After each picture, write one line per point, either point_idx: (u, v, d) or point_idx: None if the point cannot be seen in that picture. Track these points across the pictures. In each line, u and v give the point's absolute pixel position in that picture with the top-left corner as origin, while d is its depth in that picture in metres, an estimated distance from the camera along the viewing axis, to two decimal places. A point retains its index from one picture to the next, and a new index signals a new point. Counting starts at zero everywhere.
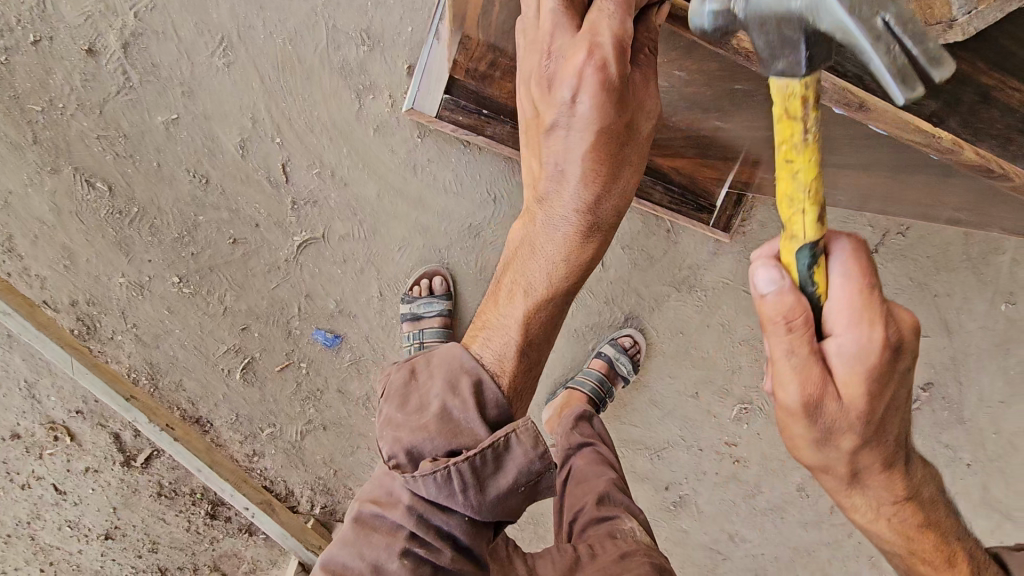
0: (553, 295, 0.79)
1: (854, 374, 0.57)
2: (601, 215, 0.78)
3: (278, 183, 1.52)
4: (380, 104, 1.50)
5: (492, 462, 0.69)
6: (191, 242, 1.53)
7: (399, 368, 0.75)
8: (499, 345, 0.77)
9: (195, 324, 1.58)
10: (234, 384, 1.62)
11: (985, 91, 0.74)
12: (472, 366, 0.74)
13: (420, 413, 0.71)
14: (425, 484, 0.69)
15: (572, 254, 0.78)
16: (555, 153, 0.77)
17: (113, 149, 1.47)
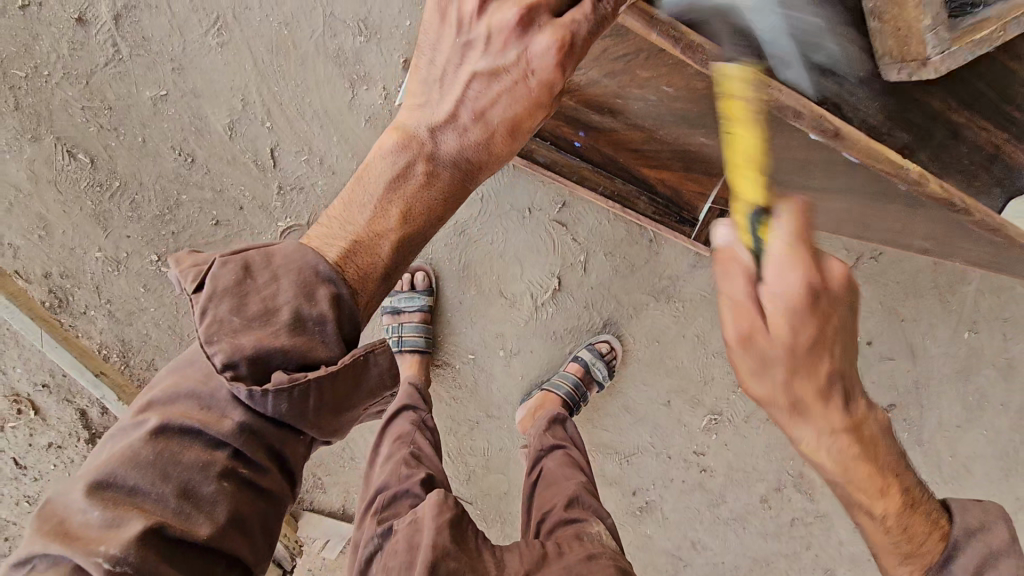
0: (421, 226, 0.89)
1: (784, 312, 0.60)
2: (481, 163, 0.92)
3: (266, 166, 1.51)
4: (373, 95, 1.50)
5: (345, 380, 0.76)
6: (172, 220, 1.51)
7: (230, 267, 0.73)
8: (364, 263, 0.83)
9: (171, 304, 1.56)
10: None
11: (955, 128, 0.80)
12: (330, 280, 0.78)
13: (267, 320, 0.72)
14: (273, 400, 0.72)
15: (451, 186, 0.91)
16: (482, 87, 0.87)
17: (97, 120, 1.44)
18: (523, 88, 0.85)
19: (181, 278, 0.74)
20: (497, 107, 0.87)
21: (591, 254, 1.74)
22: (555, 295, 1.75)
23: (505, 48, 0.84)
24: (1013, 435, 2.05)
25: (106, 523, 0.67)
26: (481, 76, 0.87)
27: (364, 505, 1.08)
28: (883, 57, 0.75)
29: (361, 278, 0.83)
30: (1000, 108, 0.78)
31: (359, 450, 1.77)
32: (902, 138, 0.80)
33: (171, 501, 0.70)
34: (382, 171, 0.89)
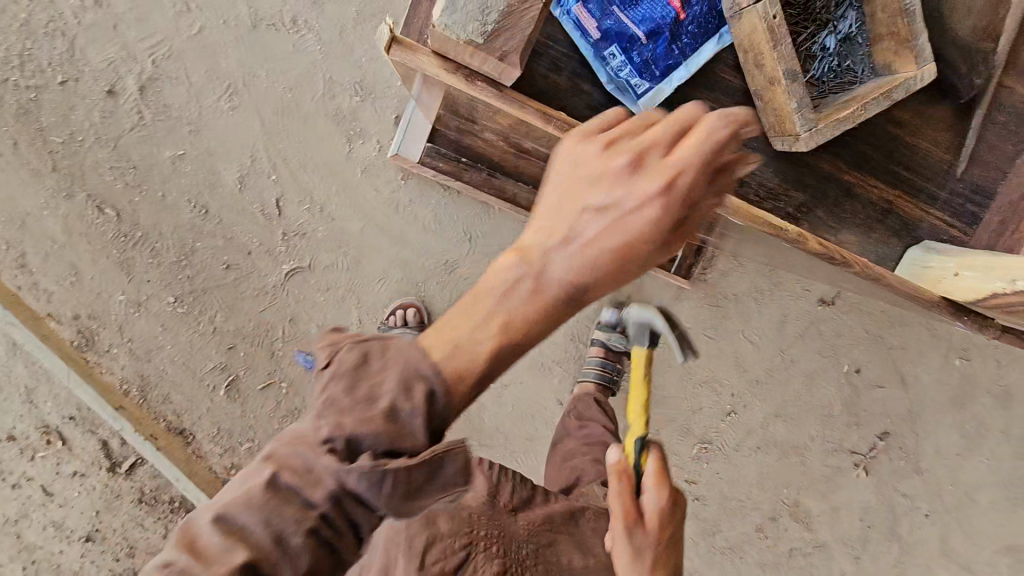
0: (495, 362, 0.59)
1: (655, 517, 0.80)
2: (582, 295, 0.60)
3: (271, 216, 1.66)
4: (369, 148, 1.65)
5: (429, 479, 0.57)
6: (188, 265, 1.67)
7: (350, 347, 0.58)
8: (456, 370, 0.58)
9: (185, 341, 1.71)
10: (218, 400, 1.74)
11: (846, 187, 0.90)
12: (429, 373, 0.57)
13: (368, 407, 0.57)
14: (354, 478, 0.55)
15: (545, 307, 0.59)
16: (593, 201, 0.60)
17: (123, 178, 1.61)
18: (634, 222, 0.59)
19: (315, 348, 0.60)
20: (601, 243, 0.59)
21: None
22: None
23: (603, 175, 0.60)
24: (1014, 462, 2.05)
25: (224, 546, 0.54)
26: (592, 203, 0.60)
27: None
28: (770, 130, 0.88)
29: (407, 412, 0.56)
30: (891, 169, 0.89)
31: None
32: (798, 198, 0.91)
33: None
34: (494, 268, 0.60)
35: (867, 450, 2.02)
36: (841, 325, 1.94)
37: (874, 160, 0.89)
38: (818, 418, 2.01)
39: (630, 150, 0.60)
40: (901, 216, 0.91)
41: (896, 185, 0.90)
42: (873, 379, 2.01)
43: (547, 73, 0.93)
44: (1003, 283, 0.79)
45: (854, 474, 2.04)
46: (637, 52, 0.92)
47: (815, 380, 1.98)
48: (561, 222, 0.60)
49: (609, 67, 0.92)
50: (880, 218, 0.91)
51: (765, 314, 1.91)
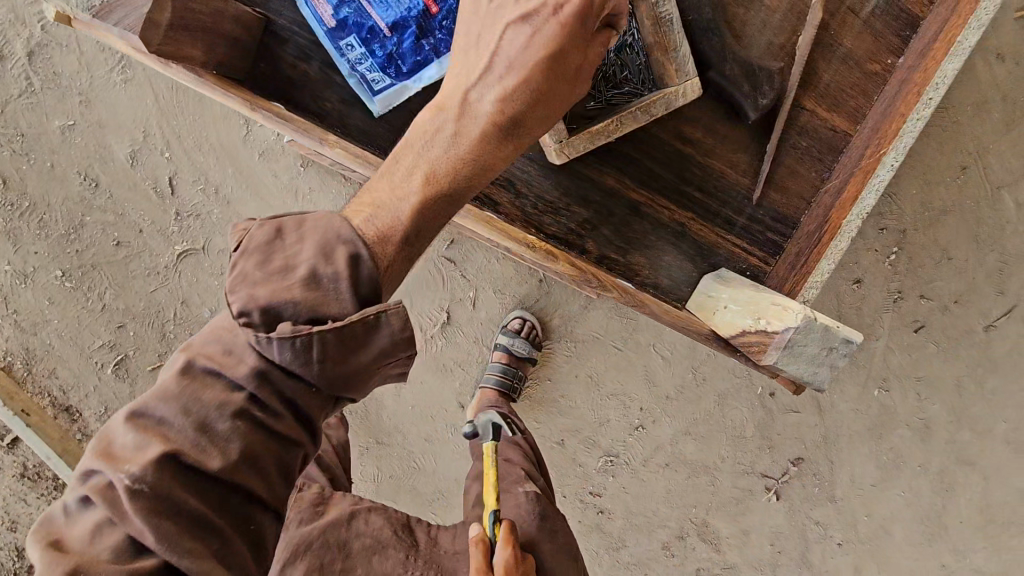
0: (428, 217, 0.66)
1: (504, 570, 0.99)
2: (492, 157, 0.68)
3: (164, 193, 1.62)
4: (267, 131, 1.61)
5: (362, 340, 0.58)
6: (77, 239, 1.63)
7: (261, 223, 0.59)
8: (384, 226, 0.63)
9: (73, 317, 1.68)
10: (105, 379, 1.71)
11: (634, 206, 0.84)
12: (350, 240, 0.60)
13: (285, 278, 0.58)
14: (277, 350, 0.57)
15: (478, 165, 0.67)
16: (502, 60, 0.67)
17: (10, 146, 1.58)
18: (538, 53, 0.66)
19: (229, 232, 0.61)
20: (518, 91, 0.66)
21: (481, 291, 1.78)
22: (444, 328, 1.78)
23: (503, 48, 0.67)
24: (932, 498, 2.00)
25: None
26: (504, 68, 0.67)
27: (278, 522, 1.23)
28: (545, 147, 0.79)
29: (333, 273, 0.58)
30: (683, 190, 0.84)
31: None
32: (580, 214, 0.84)
33: None
34: (416, 137, 0.67)
35: (779, 474, 1.97)
36: None
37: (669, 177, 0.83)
38: (729, 439, 1.96)
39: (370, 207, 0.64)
40: (697, 242, 0.85)
41: (693, 209, 0.84)
42: (788, 404, 1.96)
43: (296, 63, 0.85)
44: (751, 320, 0.76)
45: (764, 498, 1.99)
46: (380, 46, 0.84)
47: (728, 400, 1.93)
48: (475, 98, 0.67)
49: (348, 60, 0.84)
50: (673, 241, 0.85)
51: (677, 330, 1.85)
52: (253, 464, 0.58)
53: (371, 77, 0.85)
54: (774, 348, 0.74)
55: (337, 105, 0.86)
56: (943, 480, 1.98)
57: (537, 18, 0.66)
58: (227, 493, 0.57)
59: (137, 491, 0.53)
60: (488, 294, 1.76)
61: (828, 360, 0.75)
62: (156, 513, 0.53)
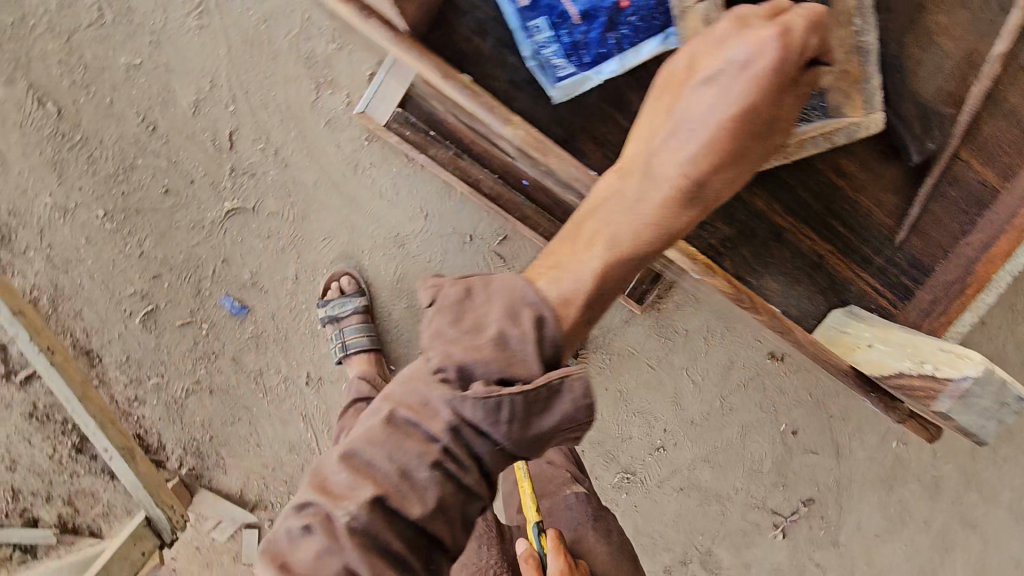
0: (613, 280, 0.64)
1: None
2: (681, 221, 0.64)
3: (222, 147, 1.58)
4: (336, 100, 1.56)
5: (545, 405, 0.62)
6: (125, 181, 1.59)
7: (454, 283, 0.64)
8: (569, 289, 0.63)
9: (108, 261, 1.63)
10: (132, 327, 1.67)
11: (777, 230, 0.86)
12: (535, 302, 0.62)
13: (474, 336, 0.62)
14: (470, 408, 0.61)
15: (666, 230, 0.64)
16: (684, 124, 0.62)
17: (70, 75, 1.52)
18: (726, 115, 0.60)
19: (419, 287, 0.67)
20: (705, 156, 0.61)
21: None
22: None
23: (685, 111, 0.62)
24: (931, 554, 2.02)
25: None
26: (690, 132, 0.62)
27: None
28: None
29: (522, 332, 0.61)
30: (828, 222, 0.86)
31: (265, 438, 1.78)
32: (723, 231, 0.86)
33: None
34: (599, 200, 0.66)
35: (788, 513, 1.96)
36: (784, 383, 1.89)
37: (816, 209, 0.85)
38: (745, 470, 1.96)
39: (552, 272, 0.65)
40: (832, 275, 0.87)
41: (833, 241, 0.86)
42: (808, 445, 1.95)
43: (471, 37, 0.82)
44: (912, 364, 0.74)
45: (769, 533, 1.99)
46: (568, 32, 0.79)
47: (750, 432, 1.93)
48: (657, 162, 0.63)
49: (533, 42, 0.80)
50: (808, 271, 0.87)
51: (712, 356, 1.86)
52: (442, 511, 0.65)
53: (555, 64, 0.80)
54: (946, 396, 0.71)
55: (504, 86, 0.83)
56: (944, 537, 2.01)
57: (724, 77, 0.60)
58: (415, 533, 0.65)
59: (354, 527, 0.63)
60: None
61: (999, 413, 0.72)
62: (366, 545, 0.63)
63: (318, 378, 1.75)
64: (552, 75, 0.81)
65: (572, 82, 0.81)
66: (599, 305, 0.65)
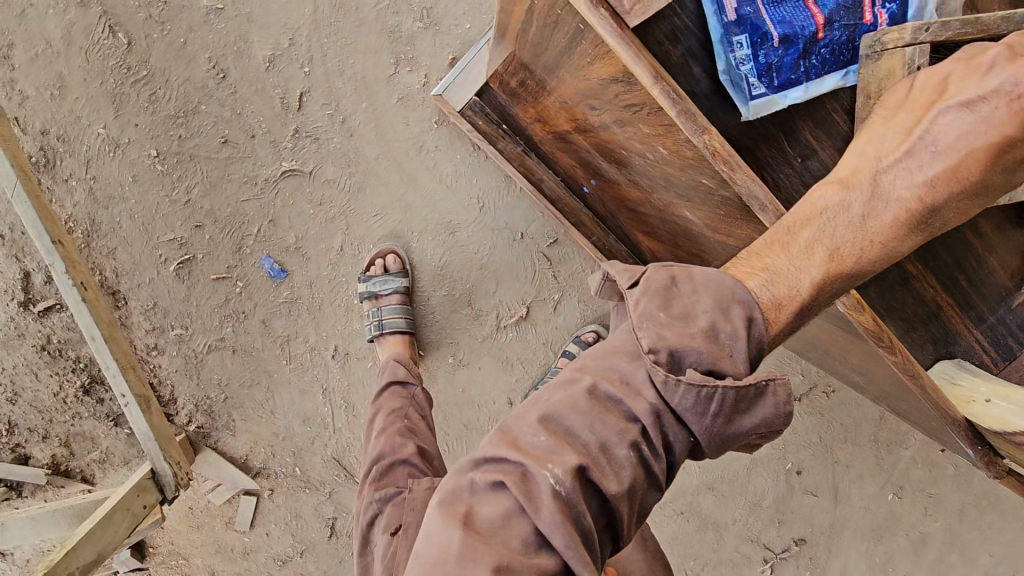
0: (832, 291, 0.64)
1: None
2: (905, 242, 0.65)
3: (289, 106, 1.55)
4: (413, 78, 1.55)
5: (747, 403, 0.61)
6: (184, 124, 1.55)
7: (661, 269, 0.63)
8: (783, 293, 0.63)
9: (151, 203, 1.59)
10: (164, 274, 1.63)
11: (906, 276, 0.78)
12: (747, 301, 0.62)
13: (684, 324, 0.61)
14: (679, 395, 0.59)
15: (892, 248, 0.65)
16: (933, 145, 0.64)
17: (148, 9, 1.50)
18: (980, 142, 0.64)
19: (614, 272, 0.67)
20: (948, 180, 0.64)
21: (565, 295, 1.73)
22: (520, 322, 1.73)
23: (938, 132, 0.64)
24: None
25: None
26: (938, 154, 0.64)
27: (363, 473, 1.21)
28: None
29: (734, 329, 0.61)
30: (953, 276, 0.77)
31: (281, 405, 1.74)
32: None
33: None
34: (819, 210, 0.65)
35: (780, 550, 1.96)
36: (799, 425, 1.94)
37: (944, 260, 0.77)
38: (745, 503, 1.97)
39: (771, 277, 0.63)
40: (947, 327, 0.79)
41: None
42: (810, 486, 1.96)
43: (663, 42, 0.74)
44: None
45: (759, 568, 1.98)
46: (765, 53, 0.73)
47: (757, 467, 1.96)
48: (897, 179, 0.65)
49: (728, 58, 0.74)
50: (925, 321, 0.79)
51: None
52: (631, 495, 0.60)
53: (748, 81, 0.75)
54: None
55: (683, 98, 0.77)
56: None
57: (988, 105, 0.63)
58: (601, 513, 0.60)
59: (557, 493, 0.57)
60: (571, 299, 1.72)
61: None
62: (565, 514, 0.57)
63: (344, 354, 1.71)
64: (744, 93, 0.75)
65: (764, 101, 0.75)
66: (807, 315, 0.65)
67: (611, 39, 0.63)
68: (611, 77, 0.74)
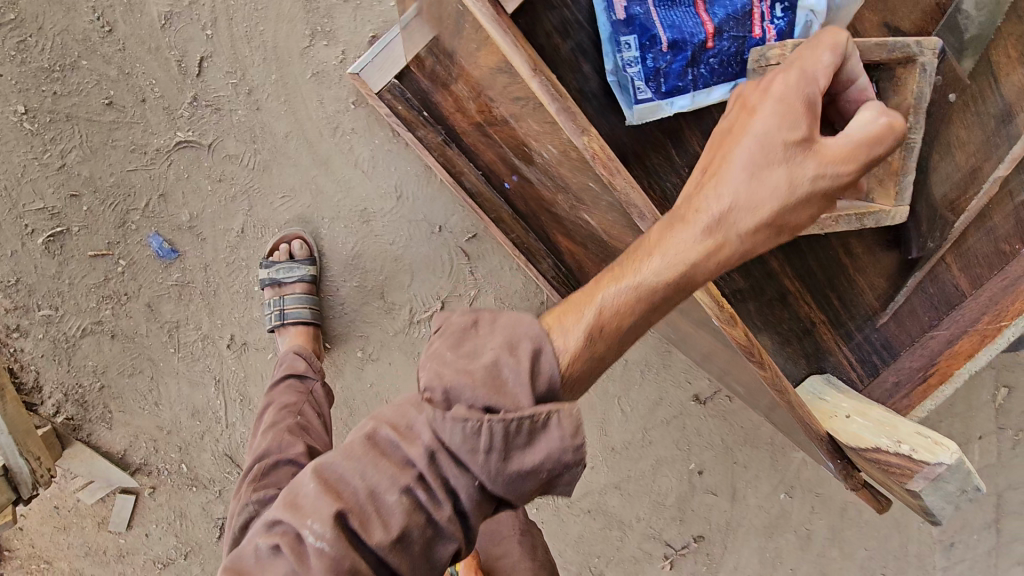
0: (625, 310, 0.64)
1: None
2: (699, 260, 0.64)
3: (188, 72, 1.42)
4: (329, 54, 1.46)
5: (527, 438, 0.61)
6: (60, 79, 1.38)
7: (462, 312, 0.66)
8: (570, 321, 0.65)
9: (17, 165, 1.41)
10: (31, 247, 1.45)
11: None
12: (536, 337, 0.63)
13: (471, 360, 0.63)
14: (449, 430, 0.61)
15: (681, 260, 0.63)
16: (702, 174, 0.68)
17: None
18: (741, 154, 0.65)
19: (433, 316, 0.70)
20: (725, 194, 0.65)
21: (481, 292, 1.70)
22: (434, 317, 1.68)
23: (711, 159, 0.68)
24: None
25: None
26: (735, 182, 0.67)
27: (242, 473, 1.12)
28: None
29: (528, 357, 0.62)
30: None
31: (166, 396, 1.60)
32: None
33: None
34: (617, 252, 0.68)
35: (678, 547, 2.03)
36: (703, 426, 1.98)
37: None
38: (648, 502, 2.02)
39: (564, 312, 0.66)
40: None
41: (826, 312, 0.98)
42: (709, 486, 2.03)
43: (552, 34, 0.93)
44: (889, 441, 0.63)
45: (658, 565, 2.04)
46: (652, 57, 0.90)
47: (662, 467, 2.00)
48: (688, 203, 0.66)
49: (620, 59, 0.92)
50: None
51: (642, 390, 1.93)
52: (408, 539, 0.62)
53: (634, 87, 0.92)
54: (920, 480, 0.60)
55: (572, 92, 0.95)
56: None
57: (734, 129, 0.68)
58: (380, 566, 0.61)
59: (320, 548, 0.60)
60: (487, 296, 1.69)
61: (953, 498, 0.62)
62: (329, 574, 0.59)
63: (241, 343, 1.60)
64: (630, 96, 0.93)
65: (648, 105, 0.93)
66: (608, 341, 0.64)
67: (494, 28, 0.63)
68: (496, 65, 0.73)
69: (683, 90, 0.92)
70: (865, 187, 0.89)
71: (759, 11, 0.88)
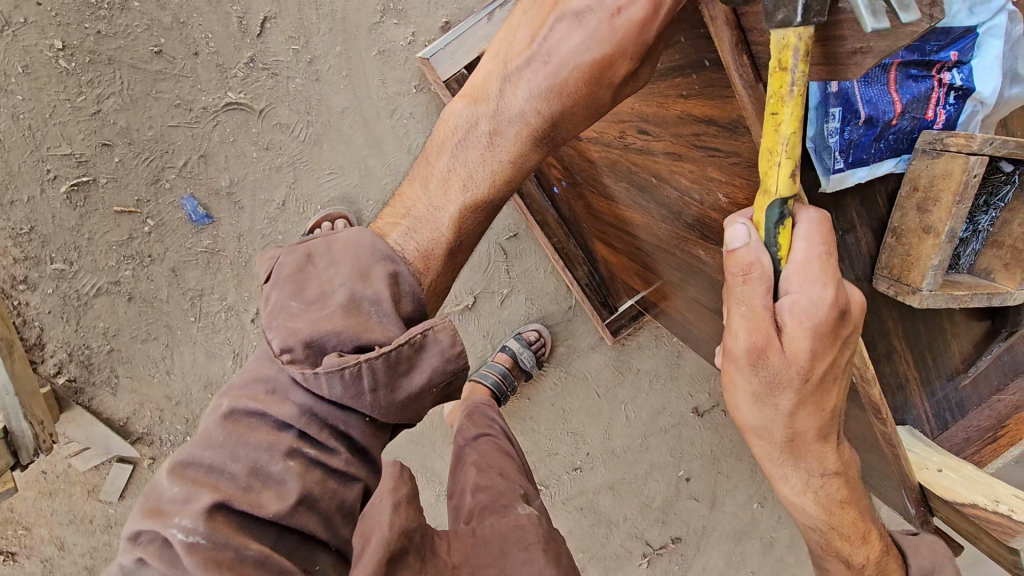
0: (471, 219, 0.74)
1: (802, 331, 0.61)
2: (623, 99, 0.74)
3: (248, 30, 1.35)
4: (399, 33, 1.39)
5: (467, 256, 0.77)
6: (106, 18, 1.29)
7: None
8: (425, 243, 0.72)
9: (45, 105, 1.30)
10: (51, 195, 1.35)
11: (890, 351, 0.79)
12: (389, 262, 0.67)
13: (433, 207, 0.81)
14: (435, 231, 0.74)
15: (523, 158, 0.74)
16: (529, 88, 0.70)
17: None
18: (568, 76, 0.68)
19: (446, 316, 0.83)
20: (549, 106, 0.70)
21: (514, 290, 1.75)
22: (464, 312, 1.73)
23: (525, 71, 0.71)
24: None
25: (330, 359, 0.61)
26: (522, 50, 0.71)
27: None
28: (882, 268, 0.71)
29: (426, 212, 0.73)
30: (925, 355, 0.82)
31: (178, 366, 1.51)
32: None
33: (243, 481, 0.61)
34: (451, 163, 0.74)
35: None
36: (699, 437, 1.95)
37: (923, 339, 0.81)
38: (637, 504, 1.94)
39: (432, 220, 0.73)
40: (907, 398, 0.84)
41: None
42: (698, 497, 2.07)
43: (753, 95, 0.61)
44: (987, 499, 0.73)
45: None
46: (850, 130, 0.64)
47: (655, 472, 1.94)
48: (526, 111, 0.71)
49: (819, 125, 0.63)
50: (898, 388, 0.82)
51: (649, 399, 1.92)
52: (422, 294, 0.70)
53: (834, 155, 0.64)
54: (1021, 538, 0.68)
55: None
56: None
57: (554, 36, 0.68)
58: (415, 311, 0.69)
59: (336, 248, 0.67)
60: (520, 296, 1.74)
61: None
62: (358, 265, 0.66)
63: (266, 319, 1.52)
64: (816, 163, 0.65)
65: (846, 172, 0.65)
66: (498, 169, 0.73)
67: (745, 97, 0.58)
68: (699, 118, 0.69)
69: (876, 165, 0.67)
70: (983, 265, 0.75)
71: (938, 94, 0.66)
